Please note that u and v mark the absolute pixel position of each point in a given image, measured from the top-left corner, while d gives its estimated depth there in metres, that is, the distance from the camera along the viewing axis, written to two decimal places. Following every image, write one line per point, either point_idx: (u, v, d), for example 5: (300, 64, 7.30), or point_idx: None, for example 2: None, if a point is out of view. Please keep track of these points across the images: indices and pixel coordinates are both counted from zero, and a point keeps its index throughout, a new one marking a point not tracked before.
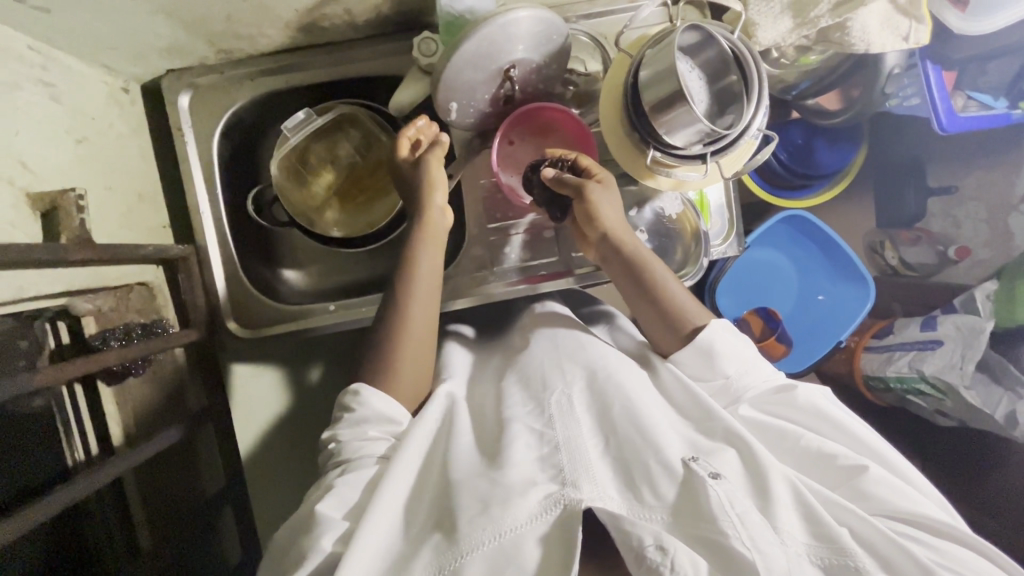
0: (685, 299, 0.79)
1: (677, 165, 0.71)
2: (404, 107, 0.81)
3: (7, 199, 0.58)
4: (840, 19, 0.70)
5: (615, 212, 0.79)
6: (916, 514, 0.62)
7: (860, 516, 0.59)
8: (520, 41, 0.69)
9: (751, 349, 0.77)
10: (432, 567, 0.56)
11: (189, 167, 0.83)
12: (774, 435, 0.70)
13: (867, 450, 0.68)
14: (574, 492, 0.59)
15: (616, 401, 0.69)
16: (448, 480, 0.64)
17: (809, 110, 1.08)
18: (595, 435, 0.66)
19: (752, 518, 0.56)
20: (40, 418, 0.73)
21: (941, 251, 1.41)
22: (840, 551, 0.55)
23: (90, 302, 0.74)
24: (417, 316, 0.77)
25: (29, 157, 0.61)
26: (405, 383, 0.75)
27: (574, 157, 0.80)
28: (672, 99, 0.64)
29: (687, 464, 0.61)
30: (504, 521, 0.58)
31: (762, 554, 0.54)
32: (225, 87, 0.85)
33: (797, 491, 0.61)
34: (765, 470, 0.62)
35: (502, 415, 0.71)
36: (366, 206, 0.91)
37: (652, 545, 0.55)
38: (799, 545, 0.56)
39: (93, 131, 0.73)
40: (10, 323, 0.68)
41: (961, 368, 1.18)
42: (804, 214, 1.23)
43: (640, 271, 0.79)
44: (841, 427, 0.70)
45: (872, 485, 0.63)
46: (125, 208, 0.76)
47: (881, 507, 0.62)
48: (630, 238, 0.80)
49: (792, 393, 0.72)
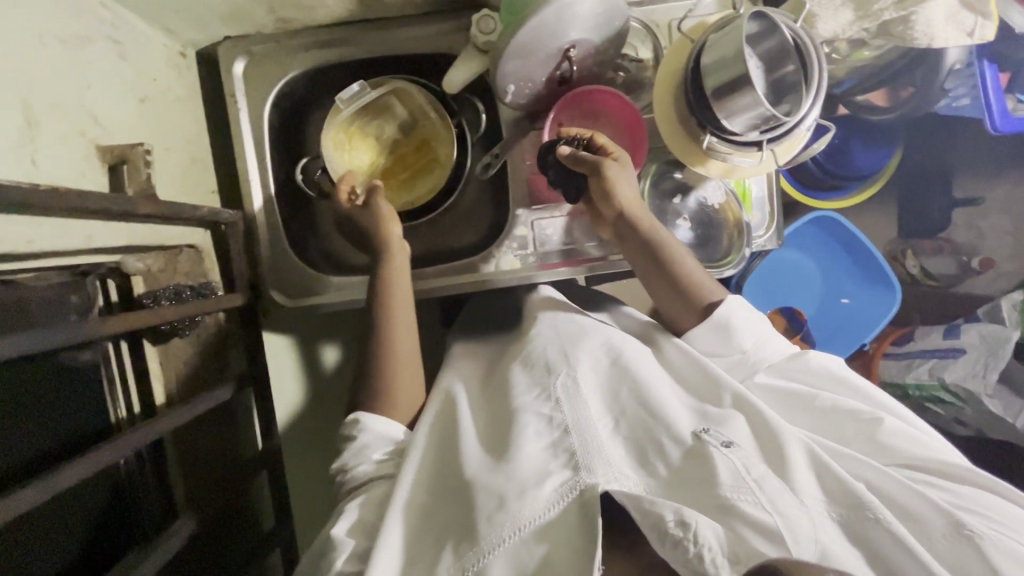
0: (702, 275, 0.80)
1: (733, 152, 0.72)
2: (458, 88, 0.81)
3: (79, 149, 0.59)
4: (903, 13, 0.74)
5: (633, 193, 0.79)
6: (925, 459, 0.66)
7: (877, 469, 0.64)
8: (583, 21, 0.70)
9: (765, 324, 0.80)
10: (455, 568, 0.57)
11: (241, 135, 0.85)
12: (790, 399, 0.74)
13: (874, 402, 0.73)
14: (588, 476, 0.60)
15: (625, 386, 0.71)
16: (463, 479, 0.65)
17: (858, 106, 1.09)
18: (605, 414, 0.69)
19: (771, 483, 0.59)
20: (89, 371, 0.72)
21: (965, 261, 1.40)
22: (860, 506, 0.58)
23: (140, 262, 0.75)
24: (406, 352, 0.79)
25: (99, 111, 0.63)
26: (408, 353, 0.79)
27: (590, 135, 0.81)
28: (736, 84, 0.65)
29: (698, 435, 0.64)
30: (522, 514, 0.59)
31: (783, 517, 0.56)
32: (279, 57, 0.85)
33: (812, 451, 0.64)
34: (779, 435, 0.65)
35: (512, 404, 0.71)
36: (408, 184, 0.92)
37: (674, 520, 0.54)
38: (818, 505, 0.59)
39: (154, 92, 0.74)
40: (60, 275, 0.66)
41: (984, 376, 1.20)
42: (832, 215, 1.23)
43: (659, 253, 0.79)
44: (850, 383, 0.75)
45: (888, 435, 0.68)
46: (180, 169, 0.77)
47: (895, 456, 0.67)
48: (646, 217, 0.79)
49: (805, 358, 0.76)
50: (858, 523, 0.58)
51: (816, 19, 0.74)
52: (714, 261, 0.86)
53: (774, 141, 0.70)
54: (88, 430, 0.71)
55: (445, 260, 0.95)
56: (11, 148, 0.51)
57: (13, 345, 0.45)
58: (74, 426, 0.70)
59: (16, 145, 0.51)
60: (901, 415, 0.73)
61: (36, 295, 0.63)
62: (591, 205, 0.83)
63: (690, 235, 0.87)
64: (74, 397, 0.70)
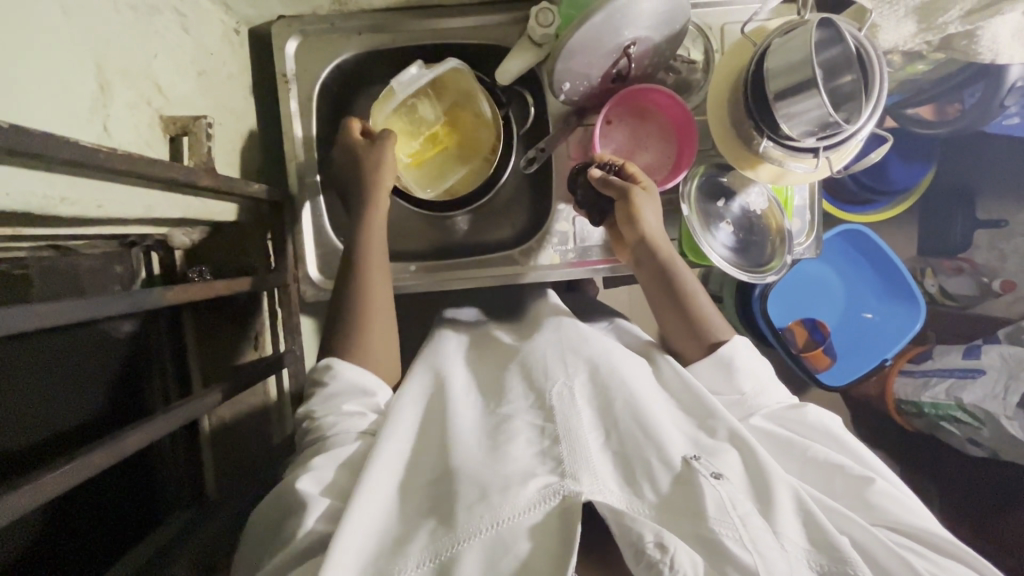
0: (711, 310, 0.81)
1: (787, 157, 0.74)
2: (511, 78, 0.81)
3: (146, 119, 0.60)
4: (970, 26, 0.77)
5: (656, 221, 0.80)
6: (914, 526, 0.62)
7: (863, 526, 0.60)
8: (647, 18, 0.70)
9: (766, 372, 0.78)
10: (428, 551, 0.55)
11: (290, 117, 0.85)
12: (783, 444, 0.70)
13: (864, 462, 0.69)
14: (573, 484, 0.59)
15: (619, 397, 0.69)
16: (448, 465, 0.62)
17: (907, 119, 1.10)
18: (596, 429, 0.66)
19: (754, 522, 0.56)
20: (128, 343, 0.72)
21: (985, 283, 1.36)
22: (840, 559, 0.55)
23: (186, 236, 0.74)
24: (374, 342, 0.75)
25: (163, 81, 0.63)
26: (376, 339, 0.76)
27: (621, 164, 0.81)
28: (799, 89, 0.66)
29: (687, 462, 0.62)
30: (502, 510, 0.57)
31: (762, 557, 0.54)
32: (331, 40, 0.86)
33: (799, 498, 0.60)
34: (769, 475, 0.62)
35: (501, 410, 0.69)
36: (442, 170, 0.90)
37: (652, 542, 0.54)
38: (798, 550, 0.56)
39: (210, 66, 0.73)
40: (105, 246, 0.67)
41: (1003, 399, 1.14)
42: (861, 228, 1.22)
43: (670, 280, 0.80)
44: (847, 447, 0.71)
45: (879, 496, 0.64)
46: (231, 145, 0.77)
47: (883, 518, 0.63)
48: (665, 244, 0.81)
49: (803, 410, 0.73)
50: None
51: (879, 30, 0.79)
52: (758, 266, 0.86)
53: (830, 149, 0.71)
54: (128, 399, 0.71)
55: (477, 251, 0.94)
56: (90, 112, 0.51)
57: (97, 307, 0.45)
58: (115, 395, 0.70)
59: (93, 109, 0.52)
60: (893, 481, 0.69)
61: (84, 264, 0.64)
62: (608, 223, 0.84)
63: (732, 238, 0.86)
64: (118, 365, 0.71)
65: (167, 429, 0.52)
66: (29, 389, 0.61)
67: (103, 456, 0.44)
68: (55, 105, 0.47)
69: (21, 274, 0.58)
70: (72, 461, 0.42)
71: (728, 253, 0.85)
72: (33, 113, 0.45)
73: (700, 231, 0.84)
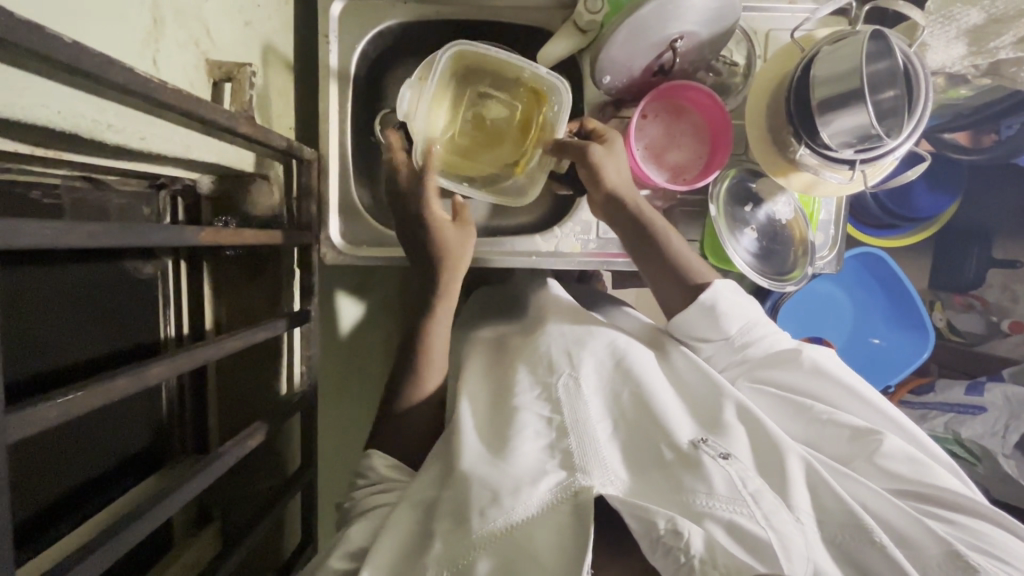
0: (691, 256, 0.81)
1: (823, 166, 0.74)
2: (552, 61, 0.81)
3: (193, 59, 0.60)
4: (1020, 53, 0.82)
5: (620, 173, 0.79)
6: (926, 485, 0.64)
7: (879, 496, 0.62)
8: (697, 14, 0.70)
9: (755, 309, 0.79)
10: (445, 562, 0.55)
11: (327, 76, 0.84)
12: (792, 414, 0.73)
13: (886, 420, 0.72)
14: (584, 479, 0.58)
15: (626, 390, 0.71)
16: (457, 470, 0.62)
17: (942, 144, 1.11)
18: (604, 417, 0.69)
19: (767, 498, 0.57)
20: (149, 283, 0.73)
21: (992, 322, 1.35)
22: (860, 529, 0.56)
23: (213, 184, 0.75)
24: (433, 341, 0.78)
25: (212, 26, 0.63)
26: (436, 339, 0.79)
27: (580, 123, 0.82)
28: (847, 99, 0.65)
29: (695, 445, 0.63)
30: (516, 510, 0.56)
31: (777, 532, 0.53)
32: (376, 5, 0.85)
33: (813, 473, 0.61)
34: (781, 446, 0.64)
35: (513, 399, 0.70)
36: (474, 152, 0.86)
37: (666, 528, 0.52)
38: (814, 529, 0.57)
39: (257, 17, 0.73)
40: (137, 186, 0.68)
41: (1003, 437, 1.16)
42: (881, 253, 1.20)
43: (647, 232, 0.79)
44: (857, 398, 0.73)
45: (894, 455, 0.66)
46: (268, 100, 0.77)
47: (899, 482, 0.65)
48: (634, 194, 0.80)
49: (799, 358, 0.75)
50: (858, 544, 0.55)
51: (927, 48, 0.83)
52: (779, 274, 0.87)
53: (866, 162, 0.72)
54: (140, 339, 0.72)
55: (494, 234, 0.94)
56: (141, 45, 0.51)
57: (140, 235, 0.44)
58: (128, 335, 0.70)
59: (145, 41, 0.52)
60: (907, 433, 0.71)
61: (116, 200, 0.65)
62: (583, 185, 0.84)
63: (756, 244, 0.87)
64: (132, 304, 0.71)
65: (192, 363, 0.51)
66: (52, 314, 0.61)
67: (130, 377, 0.44)
68: (108, 32, 0.47)
69: (55, 203, 0.58)
70: (102, 381, 0.41)
71: (751, 259, 0.86)
72: (83, 33, 0.44)
73: (726, 233, 0.84)
